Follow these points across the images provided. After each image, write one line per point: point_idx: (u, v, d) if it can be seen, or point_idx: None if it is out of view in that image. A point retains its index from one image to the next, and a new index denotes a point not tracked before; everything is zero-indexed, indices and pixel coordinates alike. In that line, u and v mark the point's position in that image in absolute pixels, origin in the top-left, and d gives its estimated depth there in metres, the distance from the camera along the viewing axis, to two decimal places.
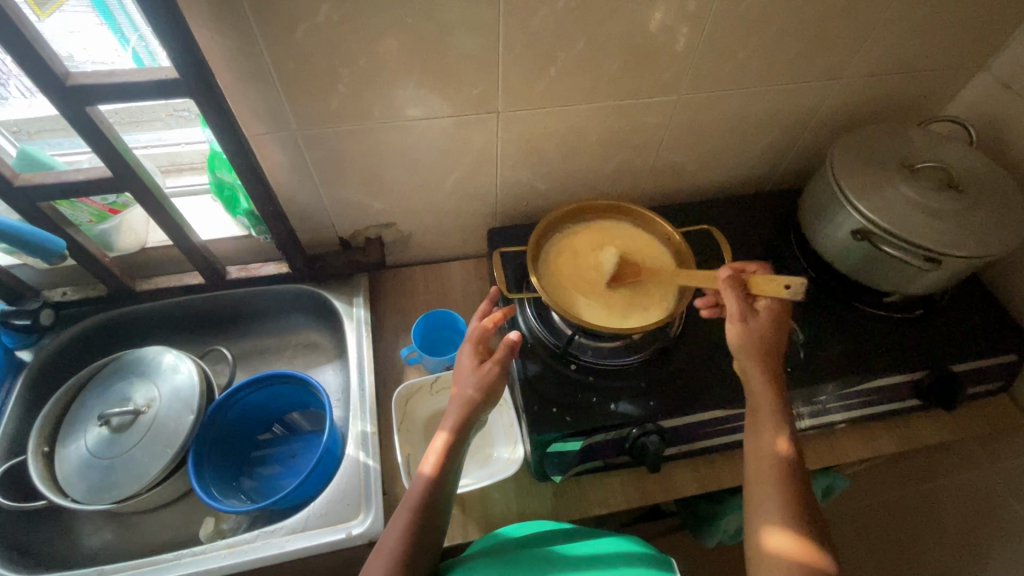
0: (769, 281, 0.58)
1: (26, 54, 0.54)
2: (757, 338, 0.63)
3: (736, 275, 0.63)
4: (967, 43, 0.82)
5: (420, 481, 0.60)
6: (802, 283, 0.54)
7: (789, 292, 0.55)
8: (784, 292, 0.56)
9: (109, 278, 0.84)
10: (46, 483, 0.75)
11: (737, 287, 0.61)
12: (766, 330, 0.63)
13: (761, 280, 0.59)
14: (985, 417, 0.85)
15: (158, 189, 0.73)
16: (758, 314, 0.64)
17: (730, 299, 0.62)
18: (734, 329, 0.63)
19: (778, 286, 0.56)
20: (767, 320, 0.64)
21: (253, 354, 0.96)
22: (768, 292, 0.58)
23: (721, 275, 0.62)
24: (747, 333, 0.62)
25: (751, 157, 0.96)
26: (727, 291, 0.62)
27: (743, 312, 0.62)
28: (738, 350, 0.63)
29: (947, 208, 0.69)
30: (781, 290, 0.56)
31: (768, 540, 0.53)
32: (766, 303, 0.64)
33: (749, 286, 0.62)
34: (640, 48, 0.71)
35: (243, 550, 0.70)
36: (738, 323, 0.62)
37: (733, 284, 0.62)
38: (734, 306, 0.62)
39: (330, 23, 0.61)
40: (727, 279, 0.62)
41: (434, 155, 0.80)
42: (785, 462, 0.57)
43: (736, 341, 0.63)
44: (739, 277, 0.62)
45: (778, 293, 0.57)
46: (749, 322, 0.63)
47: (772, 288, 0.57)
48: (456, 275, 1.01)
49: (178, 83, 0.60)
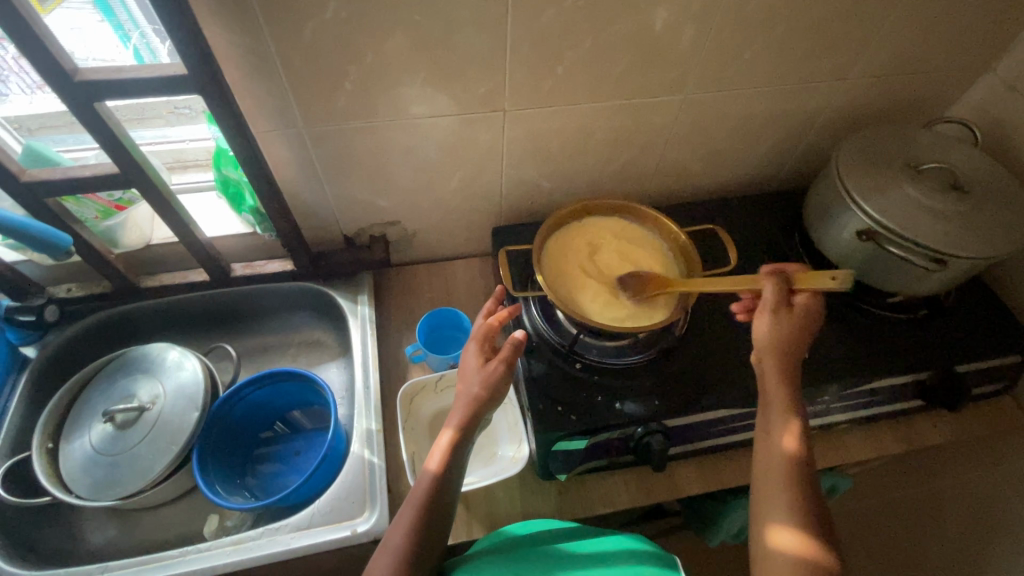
0: (815, 275, 0.62)
1: (34, 47, 0.54)
2: (788, 330, 0.63)
3: (779, 270, 0.65)
4: (972, 44, 0.82)
5: (425, 478, 0.60)
6: (851, 274, 0.58)
7: (835, 284, 0.60)
8: (832, 284, 0.60)
9: (114, 275, 0.83)
10: (51, 479, 0.75)
11: (780, 279, 0.63)
12: (796, 325, 0.63)
13: (807, 275, 0.63)
14: (988, 417, 0.86)
15: (164, 185, 0.73)
16: (793, 309, 0.64)
17: (768, 289, 0.63)
18: (765, 321, 0.63)
19: (827, 278, 0.61)
20: (800, 316, 0.63)
21: (256, 352, 0.96)
22: (815, 285, 0.62)
23: (768, 268, 0.64)
24: (779, 326, 0.63)
25: (755, 158, 0.96)
26: (768, 280, 0.63)
27: (778, 305, 0.63)
28: (764, 345, 0.63)
29: (951, 209, 0.70)
30: (829, 283, 0.61)
31: (773, 538, 0.53)
32: (803, 300, 0.64)
33: (791, 281, 0.64)
34: (647, 47, 0.71)
35: (248, 547, 0.70)
36: (770, 315, 0.63)
37: (775, 276, 0.64)
38: (771, 296, 0.63)
39: (337, 21, 0.61)
40: (773, 271, 0.64)
41: (439, 153, 0.80)
42: (793, 461, 0.57)
43: (764, 334, 0.63)
44: (781, 271, 0.65)
45: (826, 285, 0.61)
46: (781, 315, 0.63)
47: (819, 279, 0.62)
48: (460, 273, 1.01)
49: (185, 79, 0.60)
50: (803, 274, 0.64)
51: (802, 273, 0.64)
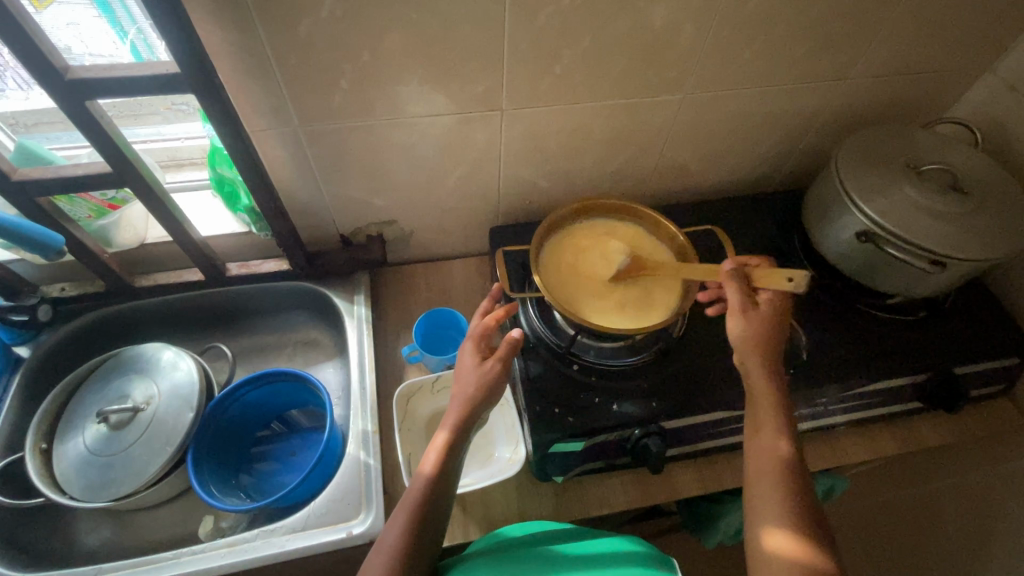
0: (771, 275, 0.63)
1: (24, 45, 0.54)
2: (761, 331, 0.63)
3: (738, 267, 0.66)
4: (973, 43, 0.82)
5: (419, 479, 0.59)
6: (806, 274, 0.59)
7: (792, 284, 0.61)
8: (787, 284, 0.61)
9: (107, 274, 0.83)
10: (45, 479, 0.74)
11: (739, 278, 0.64)
12: (767, 323, 0.63)
13: (763, 271, 0.64)
14: (987, 418, 0.85)
15: (158, 184, 0.73)
16: (760, 308, 0.64)
17: (732, 290, 0.64)
18: (736, 323, 0.63)
19: (783, 278, 0.61)
20: (769, 313, 0.64)
21: (251, 352, 0.95)
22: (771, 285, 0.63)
23: (724, 267, 0.65)
24: (750, 327, 0.63)
25: (755, 158, 0.96)
26: (730, 280, 0.64)
27: (744, 305, 0.63)
28: (742, 345, 0.63)
29: (952, 211, 0.69)
30: (784, 283, 0.61)
31: (768, 539, 0.53)
32: (768, 296, 0.64)
33: (751, 279, 0.65)
34: (646, 46, 0.71)
35: (242, 549, 0.70)
36: (740, 316, 0.63)
37: (735, 274, 0.64)
38: (734, 296, 0.64)
39: (331, 19, 0.60)
40: (731, 271, 0.65)
41: (435, 153, 0.80)
42: (788, 462, 0.57)
43: (740, 335, 0.63)
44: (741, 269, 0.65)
45: (782, 286, 0.61)
46: (749, 315, 0.63)
47: (776, 278, 0.62)
48: (457, 273, 1.00)
49: (179, 78, 0.59)
50: (759, 272, 0.64)
51: (758, 270, 0.64)
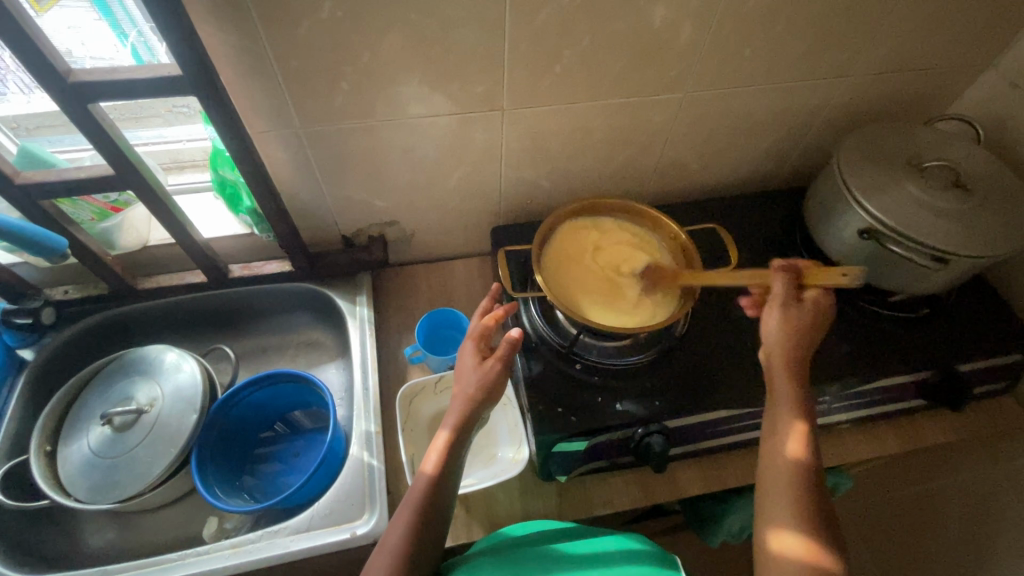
0: (825, 271, 0.62)
1: (26, 50, 0.54)
2: (798, 326, 0.63)
3: (788, 265, 0.65)
4: (975, 40, 0.82)
5: (422, 479, 0.59)
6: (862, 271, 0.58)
7: (846, 279, 0.60)
8: (843, 279, 0.60)
9: (110, 277, 0.83)
10: (50, 482, 0.74)
11: (789, 273, 0.63)
12: (806, 321, 0.63)
13: (818, 270, 0.63)
14: (991, 416, 0.85)
15: (160, 187, 0.73)
16: (803, 305, 0.64)
17: (779, 282, 0.63)
18: (775, 314, 0.63)
19: (837, 274, 0.60)
20: (811, 312, 0.63)
21: (254, 353, 0.96)
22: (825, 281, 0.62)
23: (774, 262, 0.65)
24: (789, 320, 0.63)
25: (756, 156, 0.96)
26: (777, 272, 0.63)
27: (787, 298, 0.63)
28: (772, 339, 0.63)
29: (954, 208, 0.69)
30: (840, 279, 0.60)
31: (776, 542, 0.52)
32: (814, 296, 0.64)
33: (801, 275, 0.64)
34: (646, 45, 0.71)
35: (247, 550, 0.70)
36: (779, 308, 0.63)
37: (783, 269, 0.64)
38: (779, 289, 0.63)
39: (333, 19, 0.60)
40: (780, 265, 0.64)
41: (437, 153, 0.80)
42: (799, 465, 0.57)
43: (775, 328, 0.63)
44: (791, 266, 0.64)
45: (836, 280, 0.60)
46: (791, 309, 0.63)
47: (829, 274, 0.61)
48: (459, 274, 1.01)
49: (180, 81, 0.59)
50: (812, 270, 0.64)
51: (810, 268, 0.64)
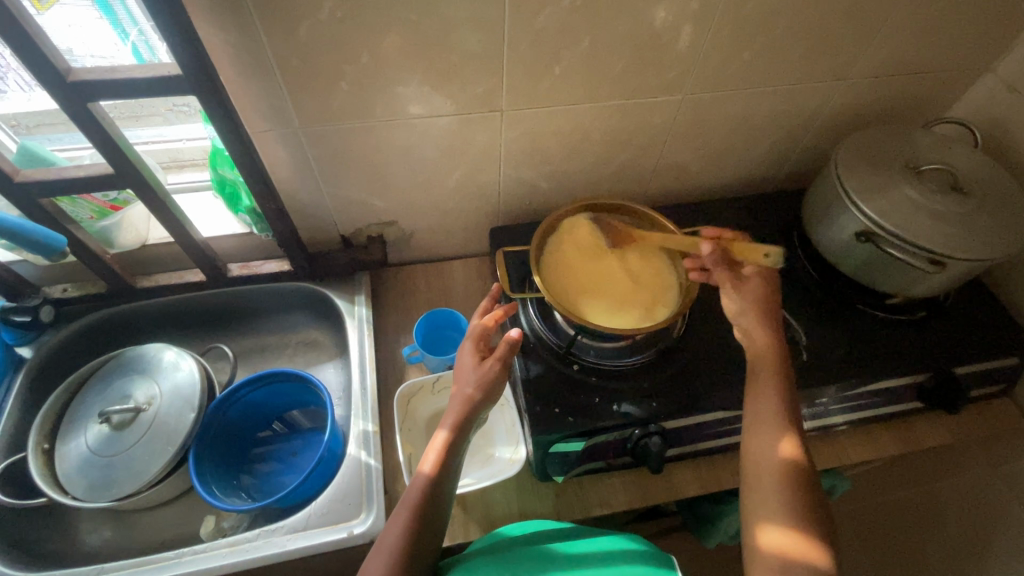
0: (749, 250, 0.69)
1: (27, 49, 0.54)
2: (755, 302, 0.69)
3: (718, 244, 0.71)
4: (974, 43, 0.82)
5: (420, 479, 0.59)
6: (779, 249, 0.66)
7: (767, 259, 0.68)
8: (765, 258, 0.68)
9: (109, 275, 0.83)
10: (48, 479, 0.75)
11: (718, 256, 0.70)
12: (758, 295, 0.69)
13: (741, 246, 0.70)
14: (987, 418, 0.86)
15: (160, 186, 0.73)
16: (748, 279, 0.70)
17: (716, 270, 0.71)
18: (732, 299, 0.71)
19: (759, 254, 0.68)
20: (757, 285, 0.70)
21: (253, 352, 0.96)
22: (752, 258, 0.69)
23: (704, 246, 0.70)
24: (743, 299, 0.69)
25: (755, 158, 0.96)
26: (710, 258, 0.70)
27: (731, 280, 0.70)
28: (739, 321, 0.70)
29: (951, 211, 0.69)
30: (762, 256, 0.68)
31: (762, 536, 0.53)
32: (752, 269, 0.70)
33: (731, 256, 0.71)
34: (644, 47, 0.71)
35: (244, 549, 0.70)
36: (730, 291, 0.70)
37: (715, 250, 0.70)
38: (720, 275, 0.70)
39: (332, 20, 0.60)
40: (711, 250, 0.70)
41: (436, 154, 0.80)
42: (789, 459, 0.57)
43: (734, 310, 0.70)
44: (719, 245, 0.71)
45: (760, 259, 0.68)
46: (740, 289, 0.70)
47: (752, 252, 0.69)
48: (458, 274, 1.01)
49: (179, 80, 0.59)
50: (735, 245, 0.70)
51: (735, 244, 0.70)
